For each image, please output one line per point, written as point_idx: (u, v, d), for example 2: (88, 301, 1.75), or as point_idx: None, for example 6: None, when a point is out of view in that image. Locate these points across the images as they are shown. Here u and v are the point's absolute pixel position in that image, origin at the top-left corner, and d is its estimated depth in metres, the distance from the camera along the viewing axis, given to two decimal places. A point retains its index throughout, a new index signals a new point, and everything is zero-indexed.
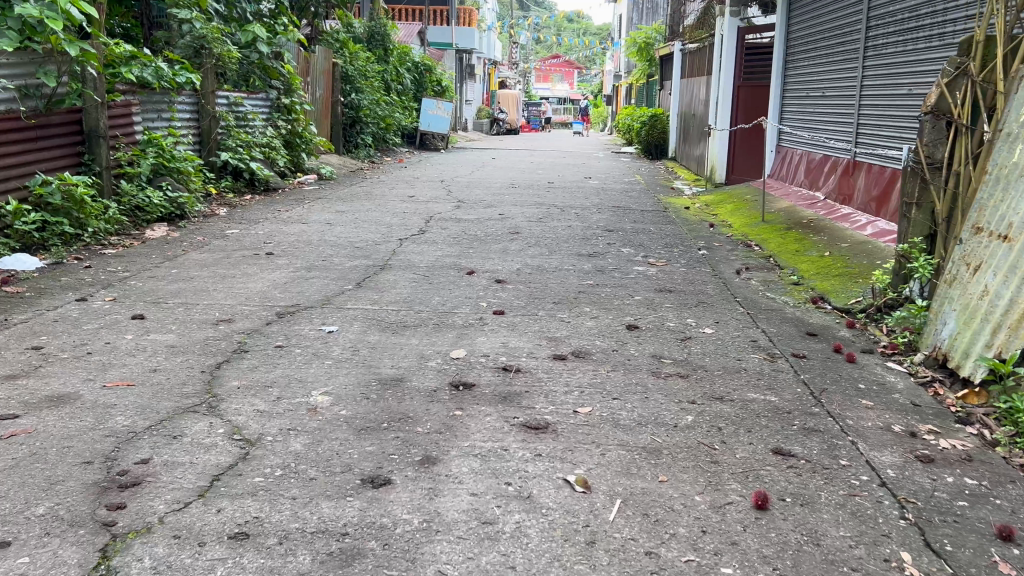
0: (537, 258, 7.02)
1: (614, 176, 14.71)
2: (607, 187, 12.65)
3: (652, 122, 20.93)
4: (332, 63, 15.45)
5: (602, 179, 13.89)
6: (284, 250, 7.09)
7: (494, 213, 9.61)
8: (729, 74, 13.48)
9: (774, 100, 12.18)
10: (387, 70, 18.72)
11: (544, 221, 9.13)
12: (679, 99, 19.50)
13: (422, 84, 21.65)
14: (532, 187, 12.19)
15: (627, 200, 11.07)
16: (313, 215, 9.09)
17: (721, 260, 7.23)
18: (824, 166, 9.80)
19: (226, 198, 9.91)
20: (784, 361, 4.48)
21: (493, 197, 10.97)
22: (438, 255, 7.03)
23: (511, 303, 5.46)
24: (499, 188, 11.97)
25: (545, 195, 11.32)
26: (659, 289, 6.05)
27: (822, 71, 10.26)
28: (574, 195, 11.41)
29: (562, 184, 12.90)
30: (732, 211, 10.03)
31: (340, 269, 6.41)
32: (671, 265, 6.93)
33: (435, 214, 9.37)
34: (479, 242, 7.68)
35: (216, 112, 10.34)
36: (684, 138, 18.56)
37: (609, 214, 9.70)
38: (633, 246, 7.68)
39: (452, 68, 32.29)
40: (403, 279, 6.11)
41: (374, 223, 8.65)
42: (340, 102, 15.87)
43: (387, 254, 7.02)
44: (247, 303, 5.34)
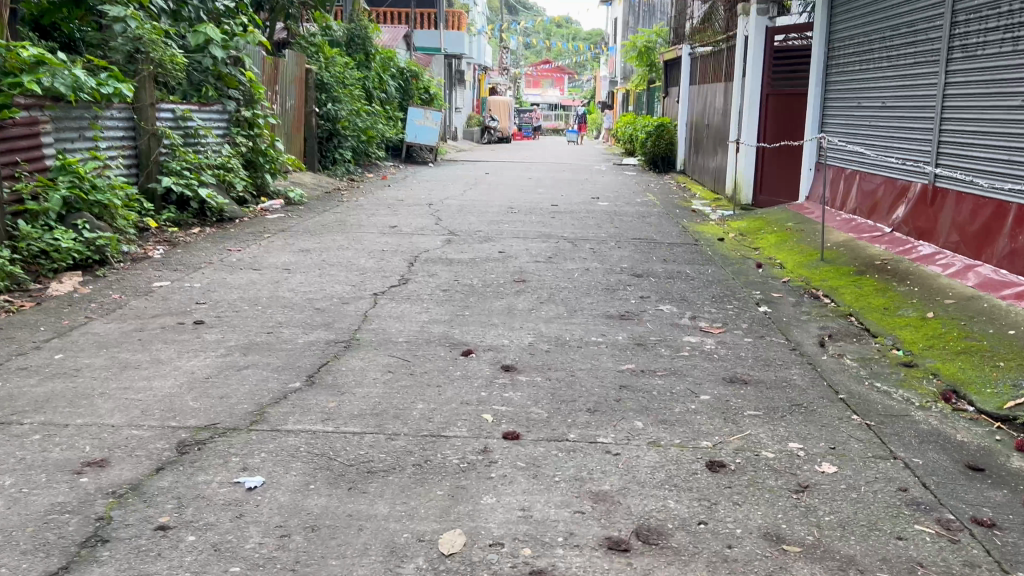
0: (552, 323, 5.35)
1: (625, 196, 13.06)
2: (620, 212, 10.99)
3: (658, 132, 19.31)
4: (306, 69, 13.78)
5: (611, 200, 12.23)
6: (222, 316, 5.42)
7: (492, 250, 7.92)
8: (756, 82, 11.87)
9: (812, 111, 10.57)
10: (369, 77, 17.05)
11: (553, 261, 7.47)
12: (690, 108, 17.91)
13: (407, 92, 19.91)
14: (534, 213, 10.52)
15: (647, 229, 9.41)
16: (271, 257, 7.40)
17: (792, 323, 5.58)
18: (889, 190, 8.19)
19: (167, 233, 8.25)
20: (972, 542, 2.81)
21: (490, 227, 9.30)
22: (424, 320, 5.37)
23: (526, 413, 3.80)
24: (495, 214, 10.28)
25: (551, 223, 9.64)
26: (728, 378, 4.39)
27: (882, 76, 8.67)
28: (583, 223, 9.73)
29: (568, 207, 11.22)
30: (775, 245, 8.42)
31: (291, 347, 4.74)
32: (729, 333, 5.27)
33: (420, 254, 7.68)
34: (476, 297, 6.02)
35: (156, 130, 8.66)
36: (697, 150, 16.98)
37: (632, 250, 8.05)
38: (673, 301, 6.02)
39: (439, 74, 30.59)
40: (375, 366, 4.44)
41: (346, 267, 7.00)
42: (316, 113, 14.19)
43: (358, 320, 5.35)
44: (143, 420, 3.66)
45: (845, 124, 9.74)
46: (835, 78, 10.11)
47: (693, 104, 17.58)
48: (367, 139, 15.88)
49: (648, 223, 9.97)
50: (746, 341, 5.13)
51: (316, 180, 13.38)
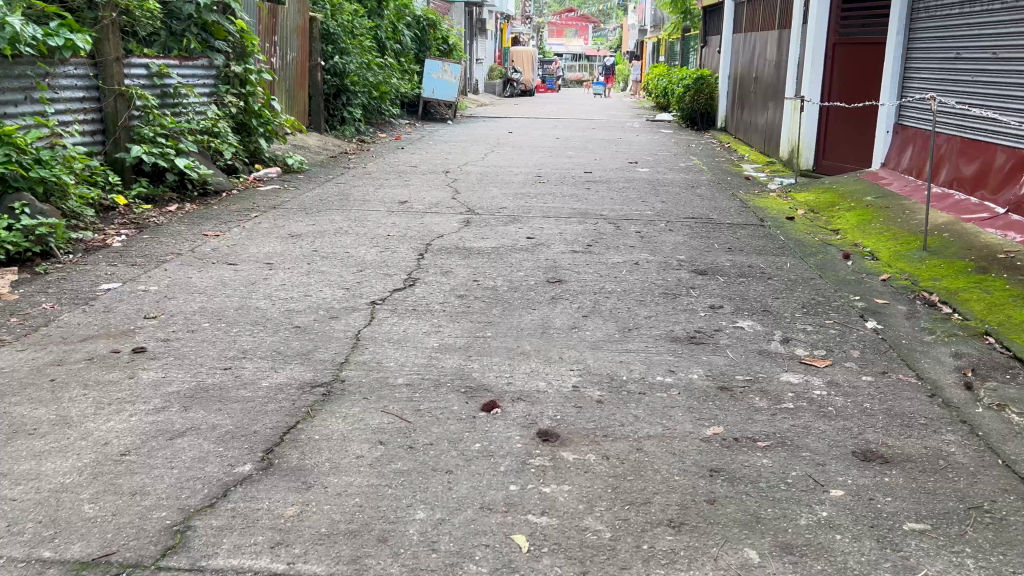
0: (600, 353, 4.05)
1: (666, 160, 11.60)
2: (664, 181, 9.57)
3: (697, 86, 17.65)
4: (309, 17, 12.32)
5: (652, 167, 10.79)
6: (171, 340, 4.18)
7: (519, 235, 6.60)
8: (821, 30, 10.29)
9: (892, 63, 9.00)
10: (382, 26, 15.53)
11: (594, 250, 6.13)
12: (734, 59, 16.23)
13: (424, 43, 18.34)
14: (566, 184, 9.13)
15: (700, 205, 8.02)
16: (252, 246, 6.15)
17: (918, 350, 4.21)
18: (1003, 161, 6.68)
19: (135, 213, 7.00)
20: None
21: (516, 203, 7.95)
22: (433, 347, 4.10)
23: (577, 532, 2.52)
24: (521, 186, 8.93)
25: (587, 198, 8.26)
26: (859, 455, 3.08)
27: (1001, 19, 7.11)
28: (624, 198, 8.34)
29: (604, 176, 9.81)
30: (858, 226, 7.01)
31: (250, 398, 3.50)
32: (839, 367, 3.94)
33: (433, 240, 6.39)
34: (500, 308, 4.73)
35: (123, 90, 7.35)
36: (742, 106, 15.37)
37: (687, 235, 6.68)
38: (754, 313, 4.68)
39: (459, 23, 28.80)
40: (359, 433, 3.18)
41: (341, 261, 5.73)
42: (321, 67, 12.77)
43: (346, 346, 4.09)
44: (2, 547, 2.42)
45: (934, 79, 8.20)
46: (922, 25, 8.53)
47: (738, 54, 15.90)
48: (379, 95, 14.46)
49: (699, 196, 8.55)
50: (865, 381, 3.79)
51: (320, 142, 12.06)
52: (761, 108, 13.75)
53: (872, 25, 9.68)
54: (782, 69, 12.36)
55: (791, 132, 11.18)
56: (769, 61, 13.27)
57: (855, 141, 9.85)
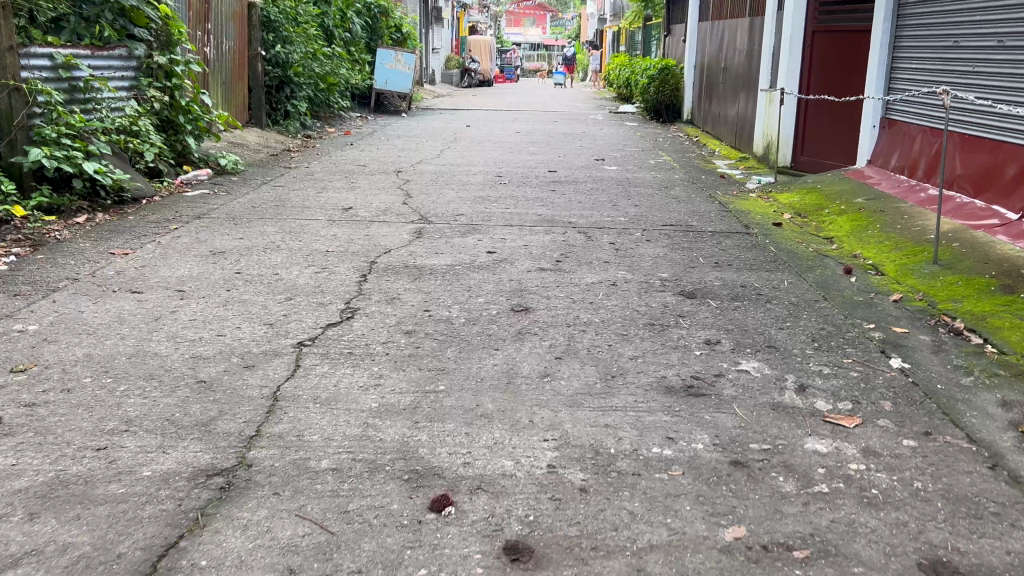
0: (579, 413, 3.26)
1: (634, 157, 10.86)
2: (634, 181, 8.82)
3: (662, 76, 16.94)
4: (246, 2, 11.29)
5: (620, 165, 10.03)
6: (36, 406, 3.29)
7: (478, 249, 5.78)
8: (800, 16, 9.62)
9: (874, 53, 8.34)
10: (329, 12, 14.52)
11: (565, 268, 5.34)
12: (701, 48, 15.56)
13: (375, 31, 17.31)
14: (529, 186, 8.32)
15: (677, 209, 7.28)
16: (165, 268, 5.24)
17: (958, 398, 3.50)
18: (1008, 162, 6.06)
19: (31, 228, 6.02)
20: None
21: (474, 209, 7.13)
22: (372, 409, 3.28)
23: None
24: (480, 188, 8.11)
25: (553, 204, 7.46)
26: (927, 569, 2.34)
27: (1001, 8, 6.45)
28: (593, 202, 7.56)
29: (570, 176, 9.03)
30: (853, 233, 6.34)
31: (123, 498, 2.64)
32: (872, 427, 3.20)
33: (378, 257, 5.54)
34: (455, 348, 3.91)
35: (18, 84, 6.34)
36: (711, 97, 14.71)
37: (667, 247, 5.92)
38: (757, 351, 3.93)
39: (413, 10, 27.72)
40: (262, 555, 2.35)
41: (268, 287, 4.86)
42: (261, 57, 11.75)
43: (259, 412, 3.24)
44: None
45: (926, 69, 7.54)
46: (912, 11, 7.86)
47: (705, 43, 15.23)
48: (325, 87, 13.49)
49: (674, 198, 7.82)
50: (908, 448, 3.06)
51: (260, 139, 11.09)
52: (731, 99, 13.09)
53: (849, 12, 9.00)
54: (754, 58, 11.69)
55: (767, 125, 10.52)
56: (740, 50, 12.60)
57: (837, 136, 9.21)
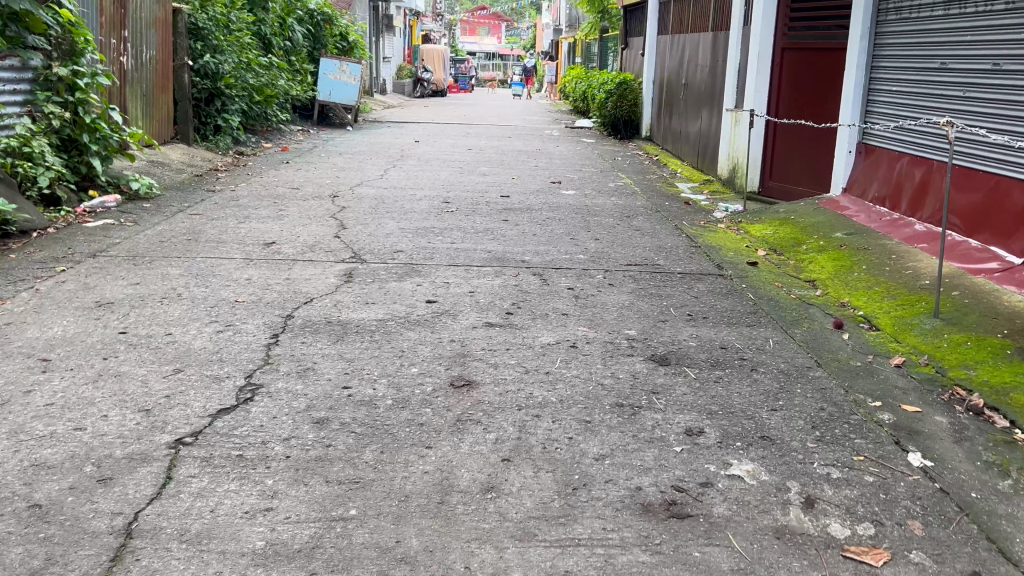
0: (530, 551, 2.49)
1: (592, 179, 10.17)
2: (593, 209, 8.12)
3: (620, 91, 16.28)
4: (170, 7, 10.33)
5: (576, 189, 9.33)
6: None
7: (416, 298, 4.99)
8: (769, 32, 9.08)
9: (850, 71, 7.79)
10: (267, 20, 13.61)
11: (515, 323, 4.58)
12: (660, 63, 15.03)
13: (318, 39, 16.39)
14: (478, 214, 7.56)
15: (641, 245, 6.58)
16: (34, 328, 4.33)
17: (1001, 513, 2.82)
18: (1005, 198, 5.49)
19: None
20: None
21: (416, 245, 6.34)
22: (255, 552, 2.47)
23: None
24: (424, 218, 7.33)
25: (504, 237, 6.71)
26: None
27: (995, 26, 5.89)
28: (549, 235, 6.83)
29: (523, 203, 8.29)
30: (836, 276, 5.71)
31: None
32: (906, 566, 2.50)
33: (296, 310, 4.71)
34: (376, 445, 3.12)
35: None
36: (671, 115, 14.16)
37: (633, 294, 5.20)
38: (748, 445, 3.21)
39: (362, 19, 26.84)
40: None
41: (156, 353, 4.01)
42: (188, 66, 10.80)
43: (100, 561, 2.41)
44: None
45: (910, 91, 6.96)
46: (894, 28, 7.29)
47: (665, 58, 14.68)
48: (261, 99, 12.58)
49: (638, 230, 7.13)
50: None
51: (186, 158, 10.14)
52: (693, 116, 12.54)
53: (822, 27, 8.46)
54: (718, 75, 11.15)
55: (733, 147, 9.95)
56: (702, 66, 12.07)
57: (808, 161, 8.65)
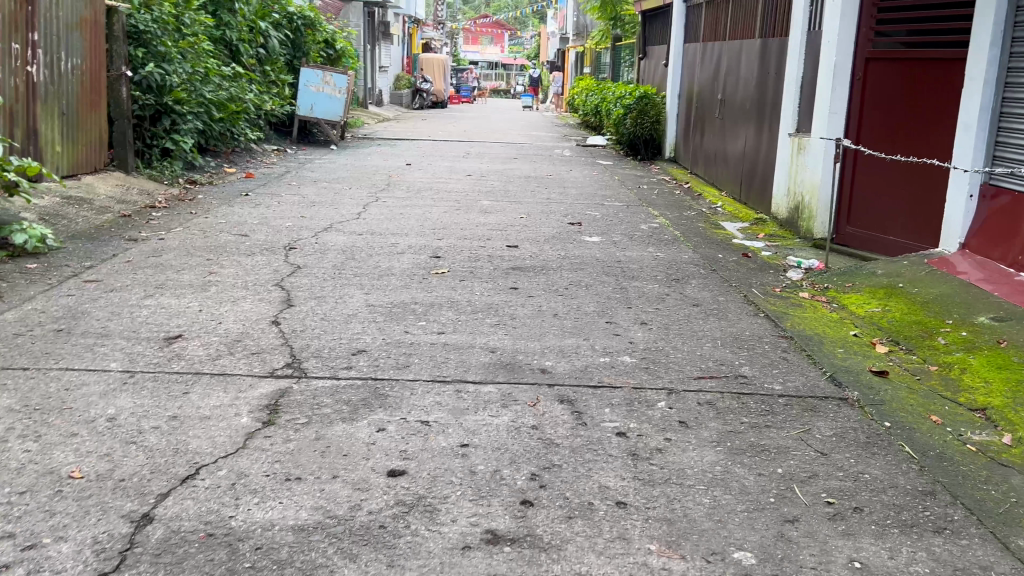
0: None
1: (618, 219, 8.22)
2: (628, 268, 6.17)
3: (640, 106, 14.38)
4: (100, 5, 8.43)
5: (601, 235, 7.37)
6: None
7: (373, 463, 3.04)
8: (848, 37, 7.15)
9: (970, 91, 5.86)
10: (232, 22, 11.71)
11: (539, 532, 2.64)
12: (689, 73, 13.13)
13: (297, 46, 14.44)
14: (478, 280, 5.62)
15: (709, 337, 4.64)
16: None
17: None
18: None
19: None
20: None
21: (385, 337, 4.41)
22: None
23: None
24: (404, 287, 5.39)
25: (514, 321, 4.76)
26: None
27: None
28: (575, 316, 4.88)
29: (536, 260, 6.34)
30: (1019, 403, 3.77)
31: None
32: None
33: (164, 499, 2.77)
34: None
35: None
36: (702, 132, 12.24)
37: (722, 450, 3.26)
38: None
39: (355, 25, 24.98)
40: None
41: None
42: (127, 79, 8.89)
43: None
44: None
45: None
46: None
47: (695, 68, 12.78)
48: (223, 117, 10.69)
49: (696, 308, 5.18)
50: None
51: (117, 191, 8.23)
52: (731, 138, 10.67)
53: (922, 33, 6.53)
54: (768, 90, 9.30)
55: (795, 181, 8.01)
56: (745, 79, 10.21)
57: (902, 203, 6.71)
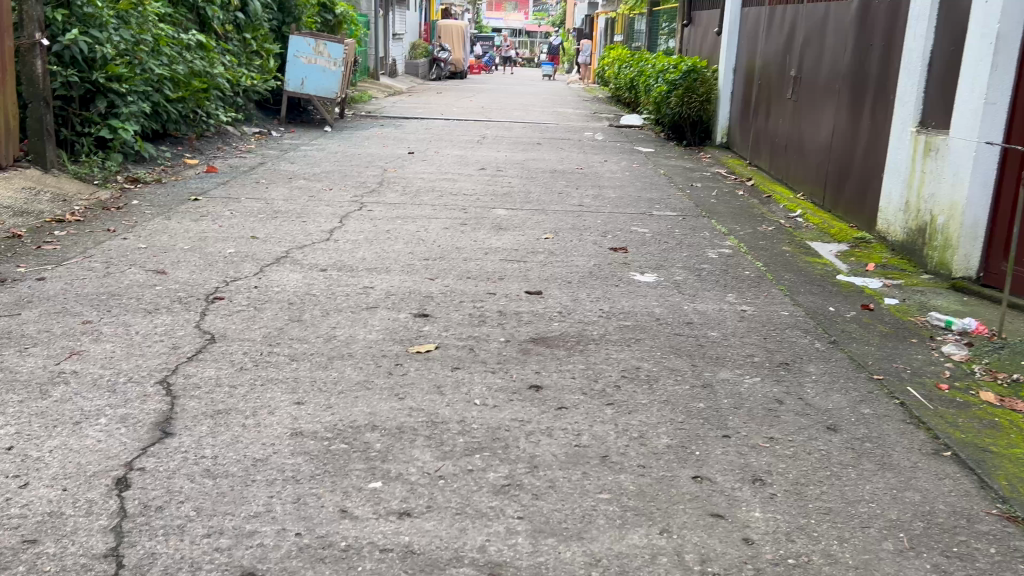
0: None
1: (677, 241, 6.17)
2: (708, 340, 4.15)
3: (688, 83, 12.04)
4: None
5: (658, 272, 5.34)
6: None
7: None
8: None
9: None
10: None
11: None
12: (751, 44, 10.94)
13: (286, 9, 12.39)
14: (480, 370, 3.63)
15: (881, 523, 2.64)
16: None
17: None
18: None
19: None
20: None
21: (299, 531, 2.44)
22: None
23: None
24: (362, 388, 3.42)
25: (534, 476, 2.78)
26: None
27: None
28: (639, 466, 2.89)
29: (570, 322, 4.32)
30: None
31: None
32: None
33: None
34: None
35: None
36: (767, 118, 10.10)
37: None
38: None
39: None
40: None
41: None
42: (42, 49, 6.86)
43: None
44: None
45: None
46: None
47: (758, 38, 10.60)
48: (180, 95, 8.71)
49: (834, 441, 3.17)
50: None
51: (20, 196, 6.30)
52: (809, 125, 8.57)
53: None
54: (870, 66, 7.18)
55: (921, 194, 5.92)
56: (833, 52, 8.08)
57: None
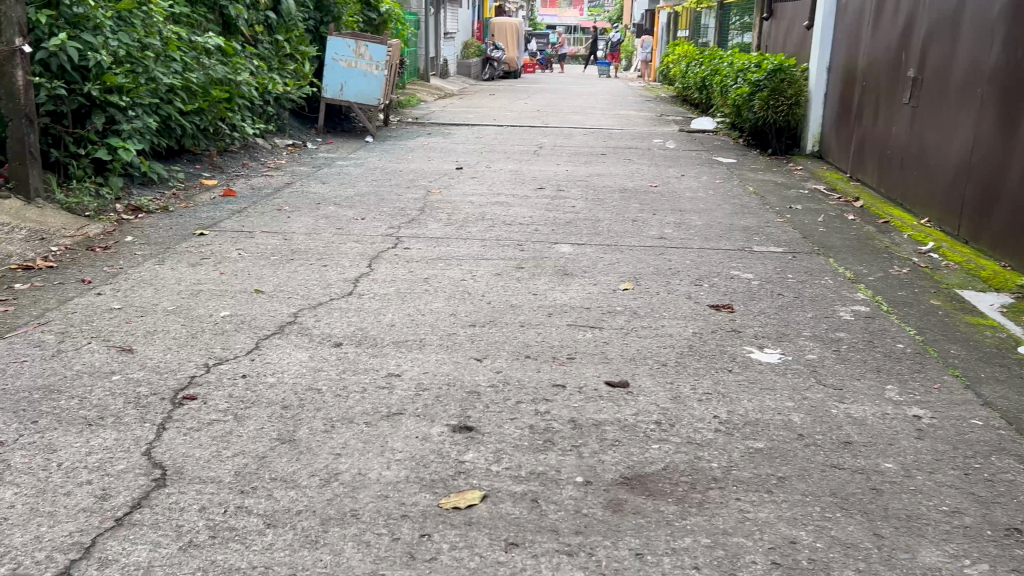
0: None
1: (794, 295, 4.80)
2: (883, 480, 2.81)
3: (774, 83, 10.55)
4: None
5: (780, 347, 4.00)
6: None
7: None
8: None
9: None
10: None
11: None
12: (852, 38, 9.42)
13: (325, 8, 11.30)
14: (548, 549, 2.36)
15: None
16: None
17: None
18: None
19: None
20: None
21: None
22: None
23: None
24: None
25: None
26: None
27: None
28: None
29: (675, 441, 3.02)
30: None
31: None
32: None
33: None
34: None
35: None
36: (873, 125, 8.58)
37: None
38: None
39: None
40: None
41: None
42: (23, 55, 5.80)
43: None
44: None
45: None
46: None
47: (862, 31, 9.08)
48: (194, 107, 7.64)
49: None
50: None
51: None
52: (934, 135, 7.07)
53: None
54: None
55: None
56: (971, 46, 6.56)
57: None
